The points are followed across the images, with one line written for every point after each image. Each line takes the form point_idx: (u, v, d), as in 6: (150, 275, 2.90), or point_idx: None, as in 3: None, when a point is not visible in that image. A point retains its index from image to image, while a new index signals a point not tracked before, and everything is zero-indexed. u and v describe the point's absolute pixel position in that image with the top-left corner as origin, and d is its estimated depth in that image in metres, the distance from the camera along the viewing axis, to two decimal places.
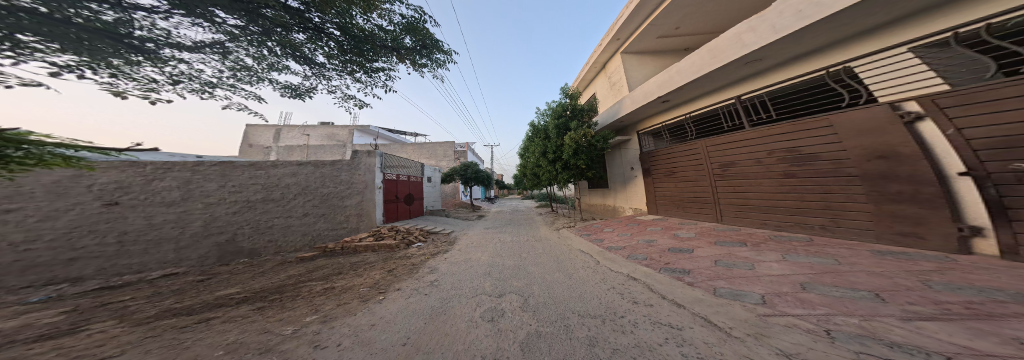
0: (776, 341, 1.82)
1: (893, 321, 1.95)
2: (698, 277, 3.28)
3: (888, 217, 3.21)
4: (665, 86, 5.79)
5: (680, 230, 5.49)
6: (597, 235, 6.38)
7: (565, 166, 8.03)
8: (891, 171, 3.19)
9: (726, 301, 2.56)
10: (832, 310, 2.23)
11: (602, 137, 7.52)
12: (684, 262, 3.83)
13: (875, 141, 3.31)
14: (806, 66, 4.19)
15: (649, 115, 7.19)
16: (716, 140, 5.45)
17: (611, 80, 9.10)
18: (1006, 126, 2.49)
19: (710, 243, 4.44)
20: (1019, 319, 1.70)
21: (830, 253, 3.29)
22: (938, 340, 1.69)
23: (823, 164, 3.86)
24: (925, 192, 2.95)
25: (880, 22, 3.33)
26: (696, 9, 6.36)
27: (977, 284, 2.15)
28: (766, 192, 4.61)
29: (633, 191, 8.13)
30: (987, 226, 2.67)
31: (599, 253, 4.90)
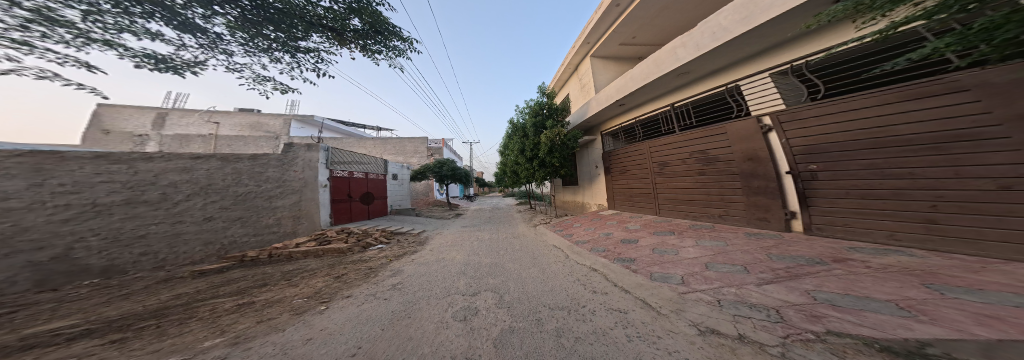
0: (688, 314, 2.18)
1: (752, 287, 2.53)
2: (640, 264, 3.73)
3: (753, 206, 4.14)
4: (620, 91, 6.39)
5: (628, 223, 6.17)
6: (567, 230, 6.73)
7: (541, 164, 8.26)
8: (755, 170, 4.10)
9: (656, 283, 2.98)
10: (722, 283, 2.78)
11: (573, 136, 7.81)
12: (631, 251, 4.33)
13: (748, 146, 4.20)
14: (717, 81, 4.99)
15: (607, 117, 7.84)
16: (654, 143, 6.24)
17: (582, 81, 9.61)
18: (812, 137, 3.42)
19: (649, 233, 5.13)
20: (808, 276, 2.39)
21: (722, 235, 4.12)
22: (771, 297, 2.25)
23: (720, 164, 4.70)
24: (771, 186, 3.88)
25: (763, 49, 4.12)
26: (647, 22, 7.14)
27: (792, 252, 2.94)
28: (687, 188, 5.42)
29: (597, 188, 8.78)
30: (799, 211, 3.66)
31: (569, 247, 5.17)
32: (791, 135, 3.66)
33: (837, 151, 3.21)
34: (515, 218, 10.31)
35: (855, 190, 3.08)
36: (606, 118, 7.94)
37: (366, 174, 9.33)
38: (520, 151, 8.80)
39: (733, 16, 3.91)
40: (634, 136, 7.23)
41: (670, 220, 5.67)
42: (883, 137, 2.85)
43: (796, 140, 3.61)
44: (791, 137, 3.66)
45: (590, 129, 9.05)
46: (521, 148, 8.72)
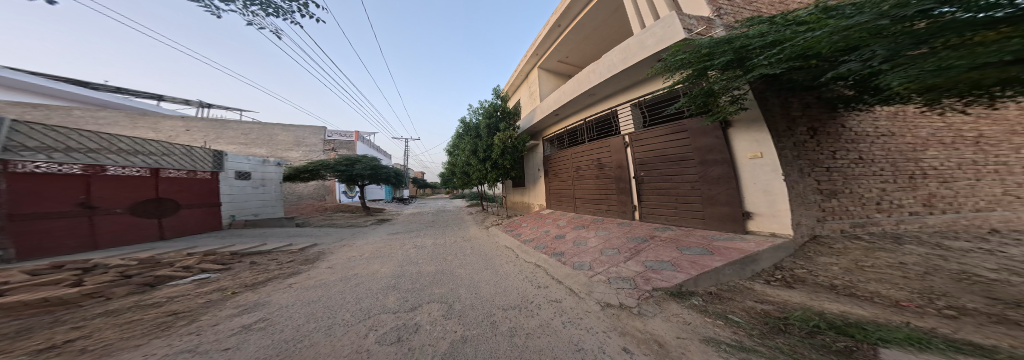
0: (597, 291, 2.43)
1: (623, 258, 3.12)
2: (567, 255, 3.74)
3: (618, 203, 4.78)
4: (555, 102, 6.03)
5: (535, 221, 6.56)
6: (516, 230, 6.06)
7: (493, 167, 7.20)
8: (619, 173, 4.74)
9: (574, 270, 3.05)
10: (609, 258, 3.23)
11: (523, 139, 7.03)
12: (555, 243, 4.43)
13: (615, 155, 4.83)
14: (607, 105, 5.23)
15: (545, 126, 7.41)
16: (559, 153, 6.80)
17: (526, 89, 8.88)
18: (647, 149, 4.17)
19: (560, 225, 5.53)
20: (644, 248, 3.20)
21: (607, 226, 4.60)
22: (629, 264, 2.88)
23: (602, 167, 5.19)
24: (623, 185, 4.63)
25: (638, 85, 4.41)
26: (579, 48, 7.17)
27: (643, 231, 3.87)
28: (583, 187, 5.86)
29: (534, 190, 8.38)
30: (633, 205, 4.53)
31: (504, 247, 4.84)
32: (636, 147, 4.39)
33: (653, 160, 4.05)
34: (446, 222, 9.05)
35: (657, 190, 4.03)
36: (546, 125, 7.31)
37: (151, 169, 5.30)
38: (473, 152, 7.68)
39: (618, 56, 4.08)
40: (558, 145, 7.12)
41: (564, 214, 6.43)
42: (673, 152, 3.76)
43: (639, 151, 4.34)
44: (637, 149, 4.37)
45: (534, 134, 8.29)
46: (473, 149, 7.61)
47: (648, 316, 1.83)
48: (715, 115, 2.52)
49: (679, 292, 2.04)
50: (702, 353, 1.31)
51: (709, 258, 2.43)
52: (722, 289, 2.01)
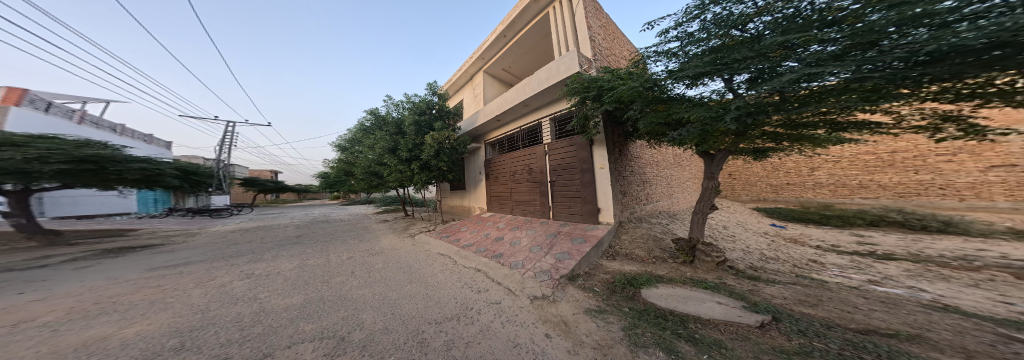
0: (527, 285, 2.37)
1: (546, 252, 3.20)
2: (506, 256, 3.34)
3: (540, 204, 5.10)
4: (494, 108, 5.89)
5: (456, 224, 6.32)
6: (454, 236, 5.10)
7: (426, 168, 6.41)
8: (541, 177, 5.08)
9: (510, 270, 2.77)
10: (538, 252, 3.22)
11: (462, 141, 6.51)
12: (486, 243, 4.13)
13: (538, 161, 5.16)
14: (531, 117, 5.60)
15: (486, 129, 7.03)
16: (493, 158, 6.90)
17: (471, 92, 8.22)
18: (563, 157, 4.67)
19: (481, 224, 5.68)
20: (562, 241, 3.48)
21: (532, 226, 4.58)
22: (549, 255, 3.04)
23: (527, 171, 5.46)
24: (544, 188, 4.99)
25: (558, 103, 4.94)
26: (518, 61, 7.43)
27: (561, 228, 4.20)
28: (510, 189, 5.97)
29: (472, 193, 7.95)
30: (550, 206, 4.92)
31: (425, 256, 3.96)
32: (553, 153, 4.85)
33: (567, 165, 4.58)
34: (335, 232, 6.55)
35: (568, 192, 4.54)
36: (482, 132, 7.31)
37: None
38: (394, 150, 6.47)
39: (545, 74, 4.52)
40: (494, 150, 7.08)
41: (486, 215, 6.58)
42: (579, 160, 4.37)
43: (555, 158, 4.81)
44: (554, 155, 4.84)
45: (476, 137, 7.84)
46: (393, 146, 6.39)
47: (558, 301, 2.00)
48: (586, 133, 3.37)
49: (571, 277, 2.48)
50: (587, 324, 1.61)
51: (584, 244, 3.16)
52: (594, 272, 2.65)
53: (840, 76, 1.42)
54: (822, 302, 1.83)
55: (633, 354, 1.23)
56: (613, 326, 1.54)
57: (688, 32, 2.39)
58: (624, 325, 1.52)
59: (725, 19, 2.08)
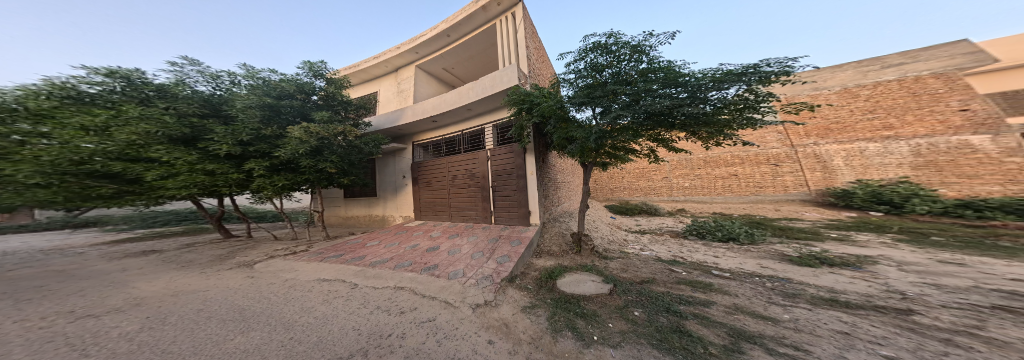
0: (467, 293, 2.18)
1: (484, 259, 3.10)
2: (440, 267, 2.96)
3: (484, 210, 5.06)
4: (427, 107, 5.46)
5: (358, 237, 4.98)
6: (354, 253, 3.82)
7: (278, 170, 4.27)
8: (484, 183, 5.06)
9: (448, 281, 2.43)
10: (476, 261, 3.01)
11: (373, 140, 4.90)
12: (403, 257, 3.46)
13: (482, 168, 5.12)
14: (474, 122, 5.58)
15: (415, 129, 6.31)
16: (425, 161, 6.25)
17: (394, 87, 7.29)
18: (505, 164, 4.80)
19: (402, 234, 4.96)
20: (501, 245, 3.56)
21: (474, 232, 4.55)
22: (489, 260, 3.01)
23: (469, 177, 5.31)
24: (486, 193, 5.01)
25: (500, 109, 5.13)
26: (460, 62, 7.25)
27: (498, 234, 4.24)
28: (451, 194, 5.58)
29: (366, 199, 7.20)
30: (492, 211, 4.99)
31: (285, 286, 2.57)
32: (496, 159, 4.95)
33: (508, 171, 4.75)
34: None
35: (511, 196, 4.69)
36: (405, 132, 6.51)
37: None
38: (195, 142, 3.86)
39: (490, 81, 4.64)
40: (425, 152, 6.47)
41: (408, 224, 5.93)
42: (520, 166, 4.57)
43: (497, 165, 4.93)
44: (496, 161, 4.95)
45: (398, 138, 6.85)
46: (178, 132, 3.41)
47: (499, 305, 1.97)
48: (522, 141, 3.75)
49: (510, 278, 2.54)
50: (523, 321, 1.65)
51: (520, 246, 3.37)
52: (528, 270, 2.86)
53: (629, 119, 2.53)
54: (671, 273, 2.66)
55: (555, 340, 1.39)
56: (542, 318, 1.68)
57: (575, 68, 2.88)
58: (549, 314, 1.72)
59: (594, 64, 2.72)
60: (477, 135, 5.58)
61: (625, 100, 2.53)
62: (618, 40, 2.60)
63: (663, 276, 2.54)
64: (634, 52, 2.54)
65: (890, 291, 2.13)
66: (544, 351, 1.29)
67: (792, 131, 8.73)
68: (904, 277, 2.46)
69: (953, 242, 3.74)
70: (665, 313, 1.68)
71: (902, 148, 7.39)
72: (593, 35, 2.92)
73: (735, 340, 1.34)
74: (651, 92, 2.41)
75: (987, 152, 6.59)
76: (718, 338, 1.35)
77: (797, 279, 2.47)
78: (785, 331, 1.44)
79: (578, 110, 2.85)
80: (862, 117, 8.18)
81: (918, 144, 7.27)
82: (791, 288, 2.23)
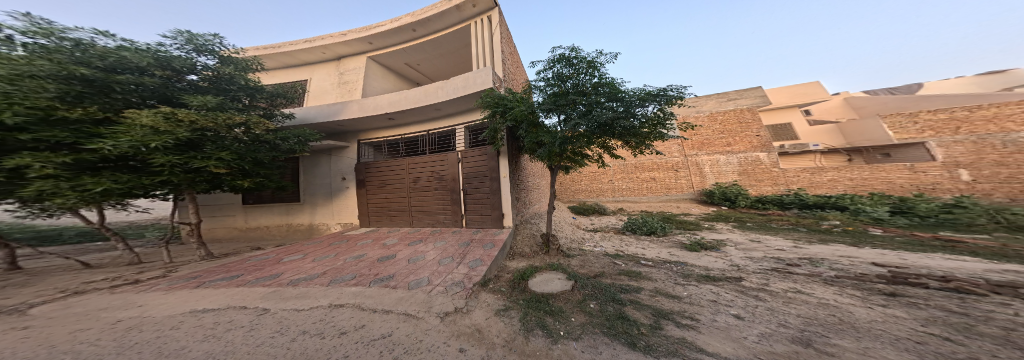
0: (434, 302, 2.04)
1: (451, 264, 2.99)
2: (396, 277, 2.71)
3: (453, 213, 4.91)
4: (382, 103, 5.08)
5: (267, 254, 4.18)
6: (276, 270, 3.12)
7: (93, 170, 2.92)
8: (453, 187, 4.91)
9: (409, 292, 2.24)
10: (443, 269, 2.87)
11: (285, 135, 4.45)
12: (341, 270, 3.01)
13: (451, 171, 4.93)
14: (442, 122, 5.44)
15: (364, 126, 5.77)
16: (376, 161, 5.75)
17: (335, 77, 6.54)
18: (476, 166, 4.75)
19: (336, 245, 4.40)
20: (471, 249, 3.51)
21: (443, 236, 4.40)
22: (458, 265, 2.94)
23: (434, 181, 5.09)
24: (455, 196, 4.88)
25: (470, 110, 5.10)
26: (423, 59, 6.94)
27: (466, 238, 4.15)
28: (415, 198, 5.26)
29: (281, 205, 6.28)
30: (462, 214, 4.89)
31: (121, 326, 1.69)
32: (466, 162, 4.87)
33: (480, 174, 4.71)
34: None
35: (484, 199, 4.67)
36: (351, 129, 5.90)
37: None
38: None
39: (462, 81, 4.57)
40: (377, 153, 6.00)
41: (347, 233, 5.36)
42: (492, 169, 4.57)
43: (468, 168, 4.85)
44: (466, 164, 4.87)
45: (338, 135, 6.16)
46: None
47: (471, 311, 1.91)
48: (495, 143, 3.78)
49: (482, 282, 2.50)
50: (496, 325, 1.65)
51: (493, 249, 3.40)
52: (501, 273, 2.86)
53: (585, 127, 2.73)
54: (620, 264, 3.00)
55: (527, 338, 1.43)
56: (515, 319, 1.71)
57: (543, 77, 3.03)
58: (522, 315, 1.75)
59: (559, 74, 2.88)
60: (445, 136, 5.42)
61: (583, 110, 2.74)
62: (579, 54, 2.82)
63: (609, 269, 2.79)
64: (591, 67, 2.77)
65: (736, 265, 2.94)
66: (517, 351, 1.31)
67: (687, 143, 9.75)
68: (738, 254, 3.51)
69: (754, 226, 5.43)
70: (614, 302, 1.87)
71: (733, 160, 9.24)
72: (559, 47, 3.11)
73: (656, 319, 1.60)
74: (602, 103, 2.66)
75: (768, 165, 8.90)
76: (645, 318, 1.60)
77: (691, 263, 3.10)
78: (696, 309, 1.78)
79: (545, 116, 3.00)
80: (716, 135, 9.70)
81: (745, 158, 9.15)
82: (686, 270, 2.79)
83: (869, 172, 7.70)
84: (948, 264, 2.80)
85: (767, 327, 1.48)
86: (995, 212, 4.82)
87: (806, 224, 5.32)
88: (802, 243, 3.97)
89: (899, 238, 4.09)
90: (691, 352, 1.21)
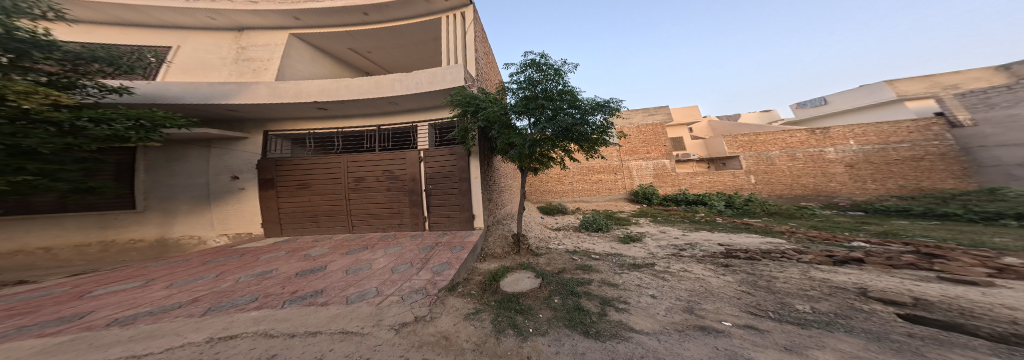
0: (387, 314, 1.82)
1: (410, 272, 2.78)
2: (329, 291, 2.31)
3: (413, 215, 4.66)
4: (313, 90, 4.46)
5: (45, 289, 2.91)
6: (105, 305, 2.17)
7: None
8: (413, 188, 4.65)
9: (349, 307, 1.93)
10: (398, 278, 2.62)
11: (101, 115, 2.71)
12: (234, 293, 2.33)
13: (412, 172, 4.67)
14: (399, 117, 5.09)
15: (287, 115, 4.96)
16: (292, 158, 5.02)
17: (232, 51, 5.40)
18: (439, 167, 4.59)
19: (216, 263, 3.59)
20: (433, 254, 3.35)
21: (399, 242, 4.11)
22: (422, 271, 2.78)
23: (384, 181, 4.73)
24: (415, 198, 4.65)
25: (432, 105, 4.90)
26: (369, 46, 6.35)
27: (426, 243, 3.95)
28: (361, 200, 4.81)
29: (88, 214, 4.35)
30: (423, 217, 4.67)
31: None
32: (428, 161, 4.65)
33: (444, 175, 4.57)
34: None
35: (449, 201, 4.56)
36: (267, 116, 4.99)
37: None
38: None
39: (426, 75, 4.37)
40: (296, 147, 5.33)
41: (241, 247, 4.48)
42: (456, 169, 4.50)
43: (430, 167, 4.64)
44: (429, 163, 4.65)
45: (228, 123, 5.13)
46: None
47: (437, 317, 1.81)
48: (465, 143, 3.70)
49: (451, 287, 2.42)
50: (466, 329, 1.62)
51: (463, 251, 3.33)
52: (471, 276, 2.81)
53: (549, 130, 2.88)
54: (571, 259, 3.25)
55: (499, 339, 1.44)
56: (487, 321, 1.69)
57: (515, 79, 3.10)
58: (493, 316, 1.75)
59: (531, 78, 2.96)
60: (403, 131, 5.09)
61: (550, 113, 2.87)
62: (548, 61, 2.95)
63: (568, 264, 2.96)
64: (558, 73, 2.93)
65: (651, 253, 3.48)
66: (489, 354, 1.29)
67: (623, 149, 10.67)
68: (655, 242, 4.11)
69: (663, 220, 6.38)
70: (573, 295, 2.00)
71: (650, 166, 10.42)
72: (531, 52, 3.21)
73: (602, 306, 1.76)
74: (565, 107, 2.84)
75: (670, 171, 10.33)
76: (595, 307, 1.75)
77: (624, 254, 3.50)
78: (627, 294, 2.02)
79: (517, 118, 3.05)
80: (639, 144, 10.68)
81: (657, 164, 10.41)
82: (618, 259, 3.17)
83: (716, 177, 9.87)
84: (746, 239, 4.12)
85: (674, 301, 1.86)
86: (764, 204, 7.33)
87: (692, 217, 6.59)
88: (689, 231, 4.94)
89: (727, 223, 5.65)
90: (629, 332, 1.37)
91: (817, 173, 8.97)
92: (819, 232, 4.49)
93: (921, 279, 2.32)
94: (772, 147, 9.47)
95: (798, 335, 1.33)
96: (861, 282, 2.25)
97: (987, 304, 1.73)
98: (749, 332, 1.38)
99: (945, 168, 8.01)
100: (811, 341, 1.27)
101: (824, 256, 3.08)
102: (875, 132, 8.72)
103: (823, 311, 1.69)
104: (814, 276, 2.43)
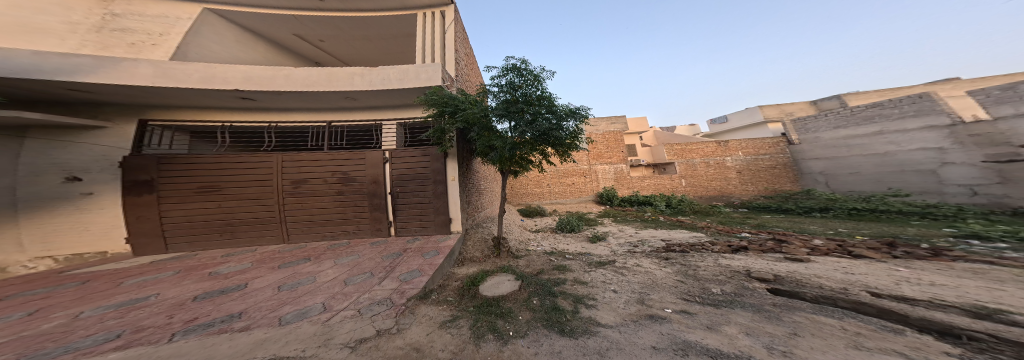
0: (338, 332, 1.64)
1: (368, 283, 2.54)
2: (255, 313, 1.99)
3: (374, 220, 4.34)
4: (233, 76, 3.84)
5: None
6: None
7: None
8: (373, 191, 4.32)
9: (282, 330, 1.68)
10: (355, 291, 2.39)
11: None
12: (75, 333, 1.75)
13: (374, 173, 4.34)
14: (359, 114, 4.69)
15: (189, 102, 4.17)
16: (187, 154, 4.19)
17: (92, 16, 4.12)
18: (407, 169, 4.34)
19: (25, 298, 2.61)
20: (400, 262, 3.14)
21: (356, 250, 3.76)
22: (387, 280, 2.59)
23: (334, 183, 4.30)
24: (376, 202, 4.33)
25: (398, 103, 4.62)
26: (319, 32, 5.66)
27: (392, 249, 3.69)
28: (302, 204, 4.28)
29: None
30: (387, 222, 4.37)
31: None
32: (394, 162, 4.37)
33: (411, 178, 4.33)
34: None
35: (418, 205, 4.34)
36: (157, 103, 4.12)
37: None
38: None
39: (394, 72, 4.09)
40: (202, 143, 4.51)
41: (84, 272, 3.41)
42: (424, 171, 4.32)
43: (397, 169, 4.36)
44: (395, 165, 4.36)
45: (73, 106, 3.94)
46: None
47: (406, 328, 1.71)
48: (442, 144, 3.58)
49: (423, 295, 2.30)
50: (440, 338, 1.56)
51: (437, 257, 3.19)
52: (448, 281, 2.72)
53: (527, 134, 2.96)
54: (542, 260, 3.34)
55: (475, 345, 1.42)
56: (464, 328, 1.66)
57: (496, 83, 3.12)
58: (471, 322, 1.71)
59: (512, 81, 3.01)
60: (364, 129, 4.70)
61: (528, 117, 2.95)
62: (529, 67, 3.03)
63: (546, 265, 3.05)
64: (538, 79, 3.02)
65: (614, 250, 3.79)
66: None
67: (591, 155, 11.35)
68: (618, 240, 4.47)
69: (624, 219, 6.97)
70: (550, 295, 2.07)
71: (611, 171, 11.25)
72: (511, 57, 3.26)
73: (575, 304, 1.86)
74: (543, 112, 2.96)
75: (626, 175, 11.20)
76: (569, 305, 1.84)
77: (593, 252, 3.73)
78: (595, 290, 2.16)
79: (498, 121, 3.06)
80: (600, 149, 11.44)
81: (616, 169, 11.26)
82: (587, 258, 3.36)
83: (659, 180, 10.82)
84: (682, 234, 4.77)
85: (630, 294, 2.05)
86: (693, 203, 8.59)
87: (644, 216, 7.31)
88: (643, 229, 5.51)
89: (668, 221, 6.43)
90: (598, 327, 1.47)
91: (719, 177, 10.40)
92: (721, 226, 5.40)
93: (776, 259, 2.94)
94: (695, 155, 10.76)
95: (714, 315, 1.59)
96: (751, 265, 2.73)
97: (810, 275, 2.30)
98: (684, 315, 1.59)
99: (787, 175, 9.91)
100: (722, 318, 1.52)
101: (725, 245, 3.70)
102: (751, 146, 10.40)
103: (729, 291, 2.03)
104: (723, 263, 2.87)
